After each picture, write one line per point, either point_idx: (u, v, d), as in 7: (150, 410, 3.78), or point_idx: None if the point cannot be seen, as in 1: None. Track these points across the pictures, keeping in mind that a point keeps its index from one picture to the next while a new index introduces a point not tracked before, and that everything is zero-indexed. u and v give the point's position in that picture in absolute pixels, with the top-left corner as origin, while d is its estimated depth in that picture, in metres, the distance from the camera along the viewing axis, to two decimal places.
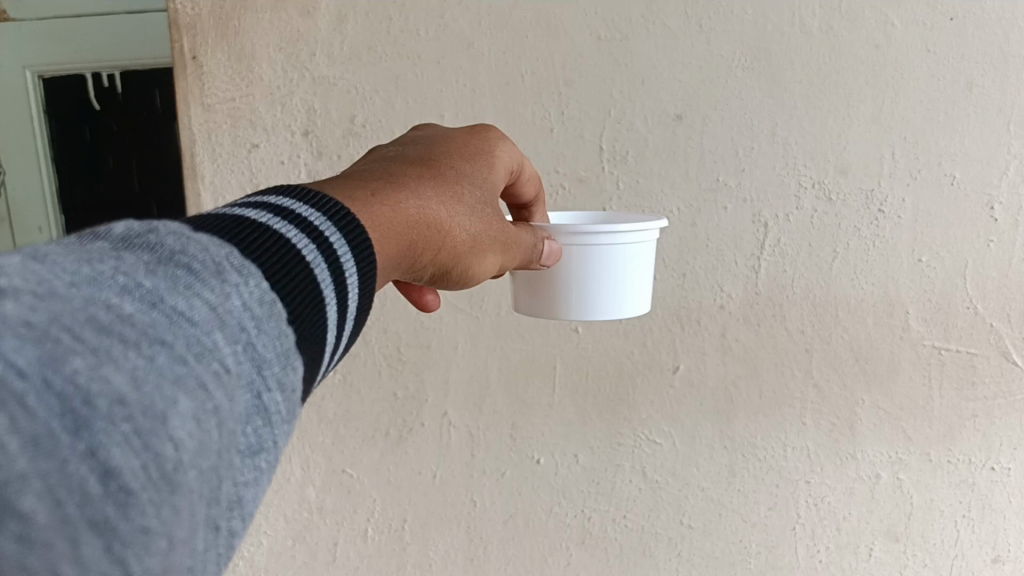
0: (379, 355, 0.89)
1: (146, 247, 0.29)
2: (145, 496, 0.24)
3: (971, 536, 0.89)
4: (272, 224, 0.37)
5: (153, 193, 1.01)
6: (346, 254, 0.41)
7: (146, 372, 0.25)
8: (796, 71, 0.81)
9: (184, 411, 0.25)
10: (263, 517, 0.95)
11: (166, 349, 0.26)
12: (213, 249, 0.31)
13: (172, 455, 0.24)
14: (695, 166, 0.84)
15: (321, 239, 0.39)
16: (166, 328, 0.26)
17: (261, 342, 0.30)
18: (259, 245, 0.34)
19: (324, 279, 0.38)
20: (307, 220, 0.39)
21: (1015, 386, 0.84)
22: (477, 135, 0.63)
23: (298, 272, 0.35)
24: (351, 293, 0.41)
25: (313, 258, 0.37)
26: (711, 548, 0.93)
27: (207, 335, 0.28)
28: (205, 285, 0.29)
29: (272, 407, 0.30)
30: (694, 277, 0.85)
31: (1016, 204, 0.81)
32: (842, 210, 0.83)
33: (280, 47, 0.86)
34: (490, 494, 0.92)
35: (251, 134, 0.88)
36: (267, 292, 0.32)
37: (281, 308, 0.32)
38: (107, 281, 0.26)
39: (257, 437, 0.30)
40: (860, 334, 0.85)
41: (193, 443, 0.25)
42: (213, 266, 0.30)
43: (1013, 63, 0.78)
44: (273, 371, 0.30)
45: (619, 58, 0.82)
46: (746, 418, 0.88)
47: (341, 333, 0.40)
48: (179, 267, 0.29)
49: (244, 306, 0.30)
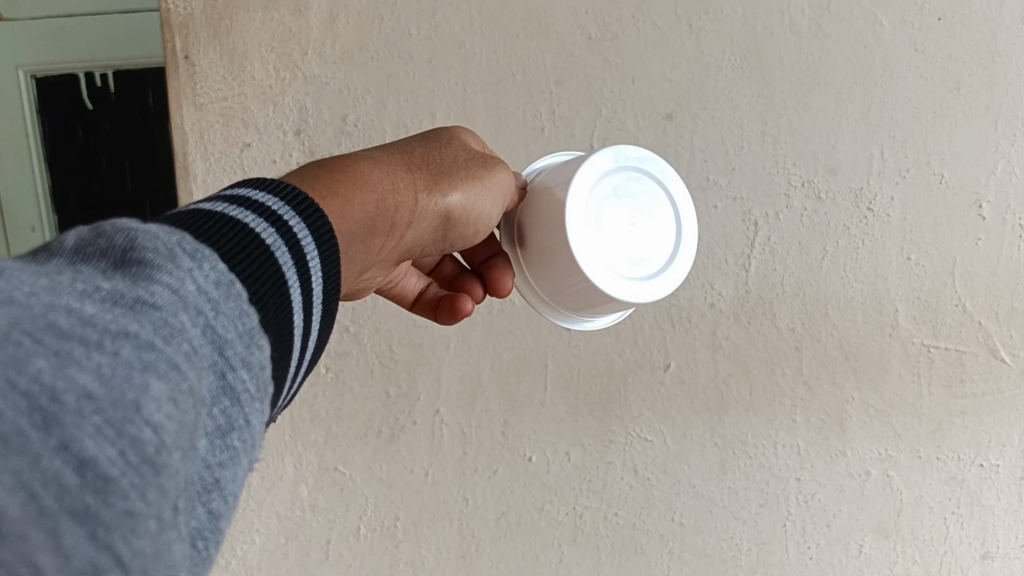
0: (372, 354, 0.90)
1: (99, 253, 0.28)
2: (126, 481, 0.24)
3: (961, 532, 0.88)
4: (229, 213, 0.37)
5: (147, 193, 1.02)
6: (307, 238, 0.41)
7: (113, 367, 0.25)
8: (785, 71, 0.83)
9: (158, 394, 0.25)
10: (256, 514, 0.93)
11: (130, 341, 0.26)
12: (163, 237, 0.30)
13: (153, 439, 0.25)
14: (686, 166, 0.84)
15: (281, 225, 0.40)
16: (130, 320, 0.26)
17: (220, 324, 0.30)
18: (215, 232, 0.35)
19: (287, 264, 0.39)
20: (266, 208, 0.40)
21: (1003, 383, 0.84)
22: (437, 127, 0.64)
23: (257, 255, 0.36)
24: (315, 277, 0.41)
25: (273, 242, 0.38)
26: (702, 545, 0.91)
27: (173, 319, 0.28)
28: (159, 271, 0.28)
29: (238, 386, 0.31)
30: (684, 276, 0.86)
31: (1003, 203, 0.82)
32: (832, 209, 0.84)
33: (272, 47, 0.86)
34: (482, 492, 0.91)
35: (243, 133, 0.88)
36: (223, 274, 0.32)
37: (239, 288, 0.32)
38: (65, 288, 0.26)
39: (226, 416, 0.30)
40: (849, 332, 0.85)
41: (173, 425, 0.26)
42: (165, 251, 0.29)
43: (1001, 62, 0.81)
44: (235, 351, 0.31)
45: (609, 58, 0.84)
46: (737, 415, 0.88)
47: (310, 316, 0.41)
48: (132, 262, 0.28)
49: (199, 291, 0.30)
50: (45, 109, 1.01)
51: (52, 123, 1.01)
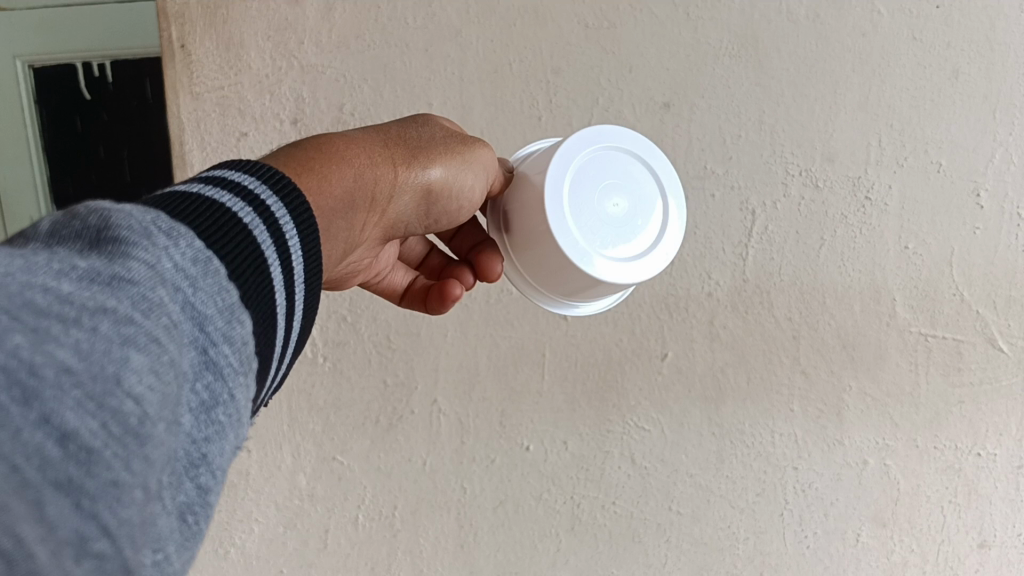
0: (369, 343, 0.91)
1: (74, 236, 0.28)
2: (109, 453, 0.24)
3: (958, 520, 0.88)
4: (209, 194, 0.37)
5: (144, 180, 1.02)
6: (284, 217, 0.41)
7: (91, 343, 0.25)
8: (784, 59, 0.83)
9: (139, 366, 0.26)
10: (255, 504, 0.94)
11: (109, 316, 0.26)
12: (138, 216, 0.30)
13: (135, 410, 0.25)
14: (683, 155, 0.84)
15: (259, 205, 0.40)
16: (109, 296, 0.26)
17: (199, 300, 0.30)
18: (193, 212, 0.35)
19: (267, 244, 0.39)
20: (245, 189, 0.40)
21: (1001, 372, 0.84)
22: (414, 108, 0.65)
23: (237, 235, 0.36)
24: (295, 257, 0.41)
25: (251, 221, 0.38)
26: (700, 534, 0.91)
27: (151, 293, 0.28)
28: (135, 248, 0.29)
29: (221, 360, 0.31)
30: (682, 265, 0.86)
31: (1001, 191, 0.82)
32: (829, 197, 0.84)
33: (268, 36, 0.86)
34: (479, 482, 0.91)
35: (240, 123, 0.87)
36: (200, 251, 0.32)
37: (217, 264, 0.33)
38: (42, 267, 0.26)
39: (210, 392, 0.30)
40: (847, 322, 0.85)
41: (155, 397, 0.26)
42: (140, 229, 0.30)
43: (999, 50, 0.81)
44: (216, 326, 0.31)
45: (607, 47, 0.83)
46: (734, 405, 0.88)
47: (293, 297, 0.41)
48: (107, 241, 0.28)
49: (177, 267, 0.30)
50: (43, 97, 1.00)
51: (50, 112, 1.01)
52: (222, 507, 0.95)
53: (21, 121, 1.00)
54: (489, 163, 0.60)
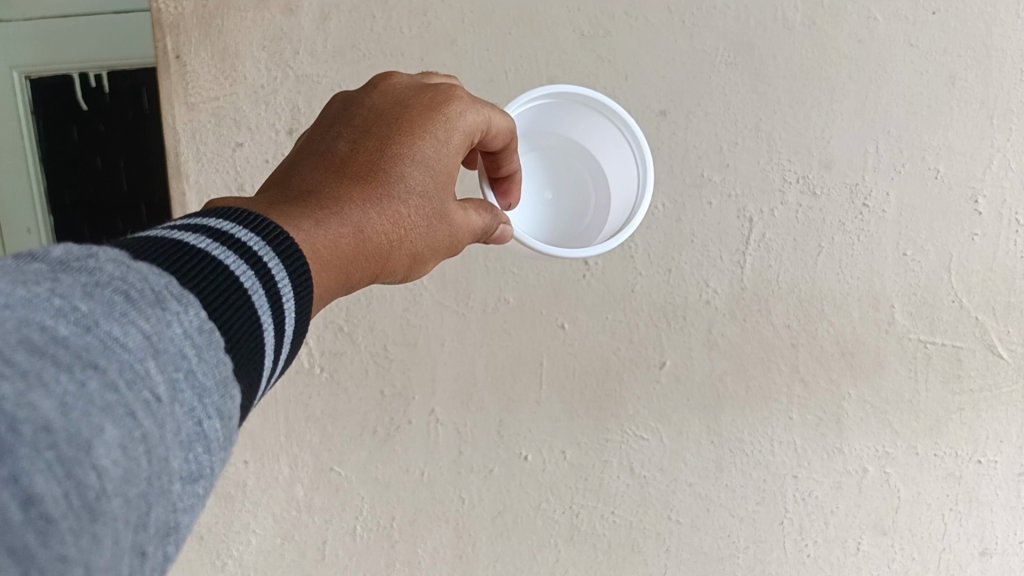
0: (366, 354, 0.89)
1: (84, 271, 0.29)
2: (66, 524, 0.23)
3: (959, 528, 0.88)
4: (210, 250, 0.37)
5: (141, 193, 1.00)
6: (282, 277, 0.42)
7: (76, 399, 0.25)
8: (779, 66, 0.82)
9: (110, 439, 0.25)
10: (251, 516, 0.93)
11: (98, 374, 0.26)
12: (152, 279, 0.31)
13: (96, 483, 0.24)
14: (680, 162, 0.83)
15: (260, 266, 0.40)
16: (100, 353, 0.27)
17: (201, 370, 0.31)
18: (198, 273, 0.35)
19: (262, 305, 0.39)
20: (244, 245, 0.40)
21: (1001, 379, 0.84)
22: (434, 106, 0.58)
23: (236, 300, 0.36)
24: (288, 316, 0.41)
25: (251, 284, 0.38)
26: (699, 543, 0.91)
27: (141, 362, 0.28)
28: (142, 314, 0.29)
29: (211, 434, 0.31)
30: (680, 273, 0.85)
31: (999, 197, 0.81)
32: (827, 205, 0.83)
33: (263, 46, 0.85)
34: (478, 492, 0.91)
35: (235, 133, 0.87)
36: (206, 321, 0.32)
37: (218, 336, 0.33)
38: (43, 303, 0.26)
39: (197, 463, 0.30)
40: (846, 329, 0.85)
41: (119, 472, 0.25)
42: (152, 294, 0.30)
43: (996, 56, 0.80)
44: (212, 399, 0.31)
45: (602, 54, 0.83)
46: (733, 414, 0.88)
47: (279, 354, 0.41)
48: (116, 292, 0.29)
49: (185, 334, 0.31)
50: (42, 111, 0.99)
51: (49, 124, 0.99)
52: (219, 518, 0.94)
53: (19, 132, 0.98)
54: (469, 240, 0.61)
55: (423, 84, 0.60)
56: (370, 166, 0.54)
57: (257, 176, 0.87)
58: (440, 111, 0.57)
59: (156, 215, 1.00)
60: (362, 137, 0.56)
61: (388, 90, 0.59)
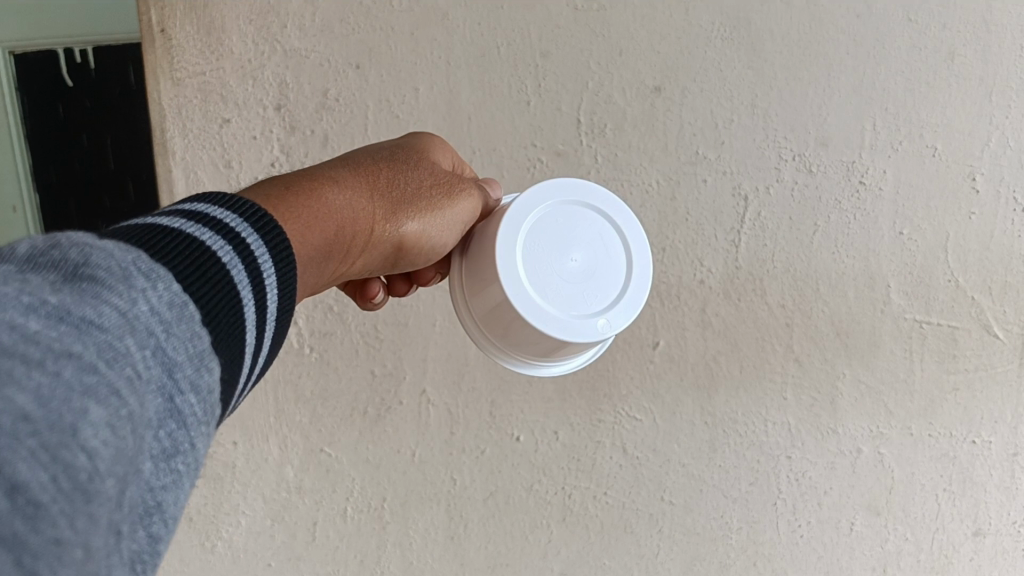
0: (356, 334, 0.87)
1: (50, 266, 0.27)
2: (55, 508, 0.22)
3: (952, 509, 0.88)
4: (186, 228, 0.36)
5: (129, 170, 0.91)
6: (263, 255, 0.40)
7: (53, 389, 0.23)
8: (775, 41, 0.80)
9: (96, 420, 0.24)
10: (241, 497, 0.90)
11: (73, 361, 0.24)
12: (119, 254, 0.29)
13: (87, 465, 0.23)
14: (675, 139, 0.81)
15: (239, 244, 0.39)
16: (74, 340, 0.25)
17: (171, 345, 0.29)
18: (172, 249, 0.33)
19: (241, 281, 0.37)
20: (223, 224, 0.39)
21: (997, 358, 0.83)
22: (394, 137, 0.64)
23: (213, 274, 0.35)
24: (269, 294, 0.40)
25: (229, 259, 0.37)
26: (692, 524, 0.90)
27: (118, 341, 0.27)
28: (110, 291, 0.27)
29: (185, 409, 0.29)
30: (674, 252, 0.83)
31: (998, 174, 0.81)
32: (823, 182, 0.82)
33: (250, 20, 0.81)
34: (469, 473, 0.89)
35: (222, 109, 0.82)
36: (177, 294, 0.31)
37: (192, 310, 0.31)
38: (11, 301, 0.24)
39: (172, 440, 0.29)
40: (841, 309, 0.84)
41: (109, 452, 0.24)
42: (119, 271, 0.29)
43: (995, 31, 0.79)
44: (184, 373, 0.30)
45: (596, 29, 0.80)
46: (726, 394, 0.86)
47: (262, 334, 0.40)
48: (83, 279, 0.27)
49: (152, 310, 0.29)
50: (26, 86, 0.91)
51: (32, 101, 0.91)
52: (209, 500, 0.90)
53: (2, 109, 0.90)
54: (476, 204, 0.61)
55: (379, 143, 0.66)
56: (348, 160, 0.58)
57: (245, 153, 0.82)
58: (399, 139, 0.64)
59: (144, 191, 0.90)
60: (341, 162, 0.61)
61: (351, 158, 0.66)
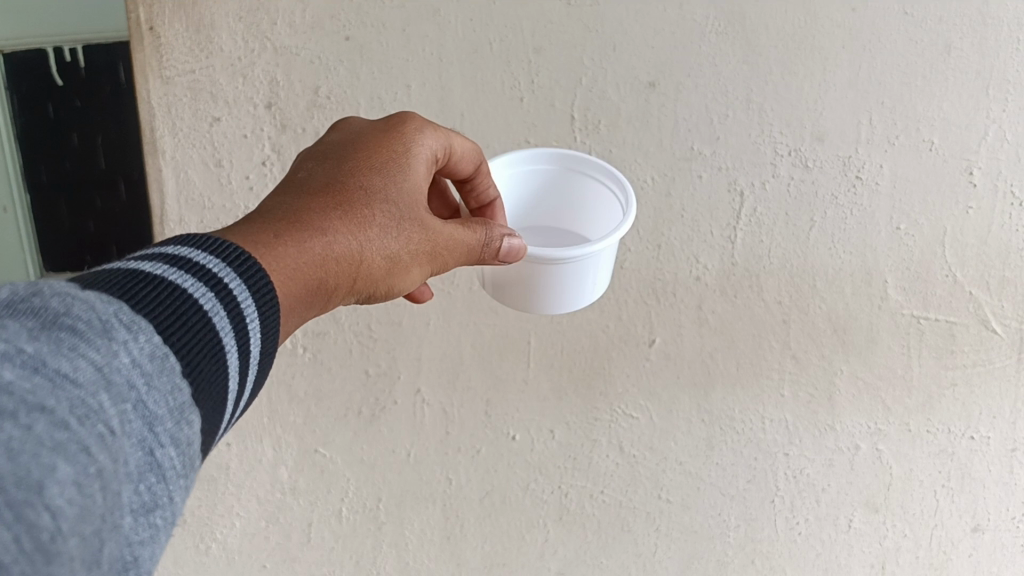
0: (350, 334, 0.85)
1: (30, 312, 0.27)
2: (17, 568, 0.23)
3: (951, 505, 0.87)
4: (172, 274, 0.36)
5: (121, 168, 0.87)
6: (247, 301, 0.39)
7: (23, 442, 0.24)
8: (771, 35, 0.78)
9: (64, 477, 0.25)
10: (236, 499, 0.89)
11: (45, 415, 0.25)
12: (100, 307, 0.29)
13: (49, 524, 0.24)
14: (669, 135, 0.80)
15: (224, 289, 0.38)
16: (48, 393, 0.26)
17: (152, 399, 0.29)
18: (154, 298, 0.33)
19: (225, 328, 0.37)
20: (211, 267, 0.38)
21: (994, 354, 0.83)
22: (388, 128, 0.56)
23: (195, 322, 0.34)
24: (256, 340, 0.39)
25: (212, 306, 0.36)
26: (689, 522, 0.89)
27: (93, 397, 0.27)
28: (90, 345, 0.28)
29: (165, 462, 0.29)
30: (669, 248, 0.83)
31: (995, 169, 0.80)
32: (820, 177, 0.81)
33: (240, 17, 0.79)
34: (465, 472, 0.88)
35: (212, 107, 0.81)
36: (159, 346, 0.31)
37: (173, 362, 0.31)
38: None
39: (152, 494, 0.29)
40: (838, 305, 0.83)
41: (75, 510, 0.25)
42: (100, 324, 0.29)
43: (993, 25, 0.77)
44: (165, 427, 0.30)
45: (590, 24, 0.79)
46: (723, 391, 0.86)
47: (245, 382, 0.39)
48: (63, 330, 0.27)
49: (133, 362, 0.29)
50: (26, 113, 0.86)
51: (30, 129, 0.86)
52: (203, 502, 0.89)
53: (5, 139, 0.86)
54: (463, 245, 0.57)
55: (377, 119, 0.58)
56: (334, 180, 0.52)
57: (235, 152, 0.82)
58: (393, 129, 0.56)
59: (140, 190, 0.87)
60: (322, 162, 0.54)
61: (343, 130, 0.57)
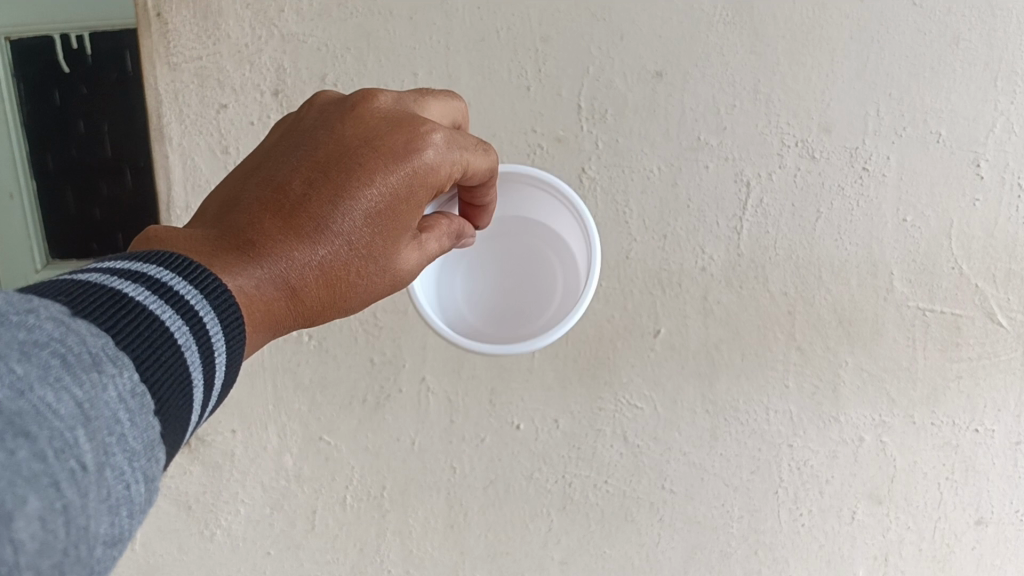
0: (355, 321, 0.85)
1: (22, 327, 0.27)
2: None
3: (955, 498, 0.87)
4: (150, 301, 0.35)
5: (126, 157, 0.87)
6: (217, 333, 0.39)
7: (2, 468, 0.24)
8: (779, 25, 0.78)
9: (32, 511, 0.24)
10: (240, 485, 0.89)
11: (28, 443, 0.25)
12: (90, 340, 0.29)
13: (9, 557, 0.23)
14: (676, 125, 0.80)
15: (195, 320, 0.37)
16: (32, 419, 0.25)
17: (133, 435, 0.29)
18: (134, 330, 0.33)
19: (194, 361, 0.36)
20: (185, 296, 0.38)
21: (1000, 347, 0.83)
22: (400, 153, 0.48)
23: (167, 357, 0.34)
24: (220, 371, 0.39)
25: (184, 339, 0.36)
26: (692, 513, 0.89)
27: (70, 431, 0.26)
28: (76, 378, 0.27)
29: (137, 499, 0.29)
30: (675, 238, 0.83)
31: (1002, 161, 0.80)
32: (826, 168, 0.81)
33: (247, 4, 0.79)
34: (469, 461, 0.88)
35: (219, 94, 0.81)
36: (139, 383, 0.31)
37: (149, 400, 0.31)
38: None
39: (119, 528, 0.28)
40: (843, 296, 0.83)
41: (34, 544, 0.24)
42: (89, 357, 0.29)
43: (1001, 16, 0.77)
44: (140, 463, 0.29)
45: (596, 13, 0.79)
46: (728, 381, 0.85)
47: (204, 413, 0.39)
48: (54, 357, 0.27)
49: (119, 397, 0.29)
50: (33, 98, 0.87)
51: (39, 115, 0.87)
52: (207, 488, 0.89)
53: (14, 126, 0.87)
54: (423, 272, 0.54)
55: (403, 117, 0.50)
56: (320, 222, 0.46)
57: (242, 139, 0.81)
58: (406, 156, 0.48)
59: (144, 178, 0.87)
60: (319, 178, 0.47)
61: (362, 117, 0.50)
